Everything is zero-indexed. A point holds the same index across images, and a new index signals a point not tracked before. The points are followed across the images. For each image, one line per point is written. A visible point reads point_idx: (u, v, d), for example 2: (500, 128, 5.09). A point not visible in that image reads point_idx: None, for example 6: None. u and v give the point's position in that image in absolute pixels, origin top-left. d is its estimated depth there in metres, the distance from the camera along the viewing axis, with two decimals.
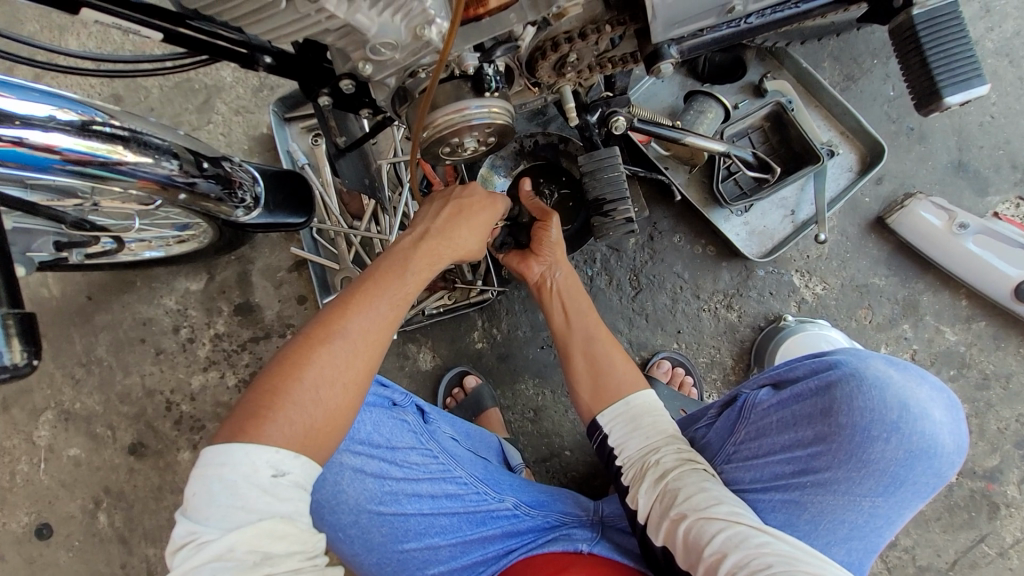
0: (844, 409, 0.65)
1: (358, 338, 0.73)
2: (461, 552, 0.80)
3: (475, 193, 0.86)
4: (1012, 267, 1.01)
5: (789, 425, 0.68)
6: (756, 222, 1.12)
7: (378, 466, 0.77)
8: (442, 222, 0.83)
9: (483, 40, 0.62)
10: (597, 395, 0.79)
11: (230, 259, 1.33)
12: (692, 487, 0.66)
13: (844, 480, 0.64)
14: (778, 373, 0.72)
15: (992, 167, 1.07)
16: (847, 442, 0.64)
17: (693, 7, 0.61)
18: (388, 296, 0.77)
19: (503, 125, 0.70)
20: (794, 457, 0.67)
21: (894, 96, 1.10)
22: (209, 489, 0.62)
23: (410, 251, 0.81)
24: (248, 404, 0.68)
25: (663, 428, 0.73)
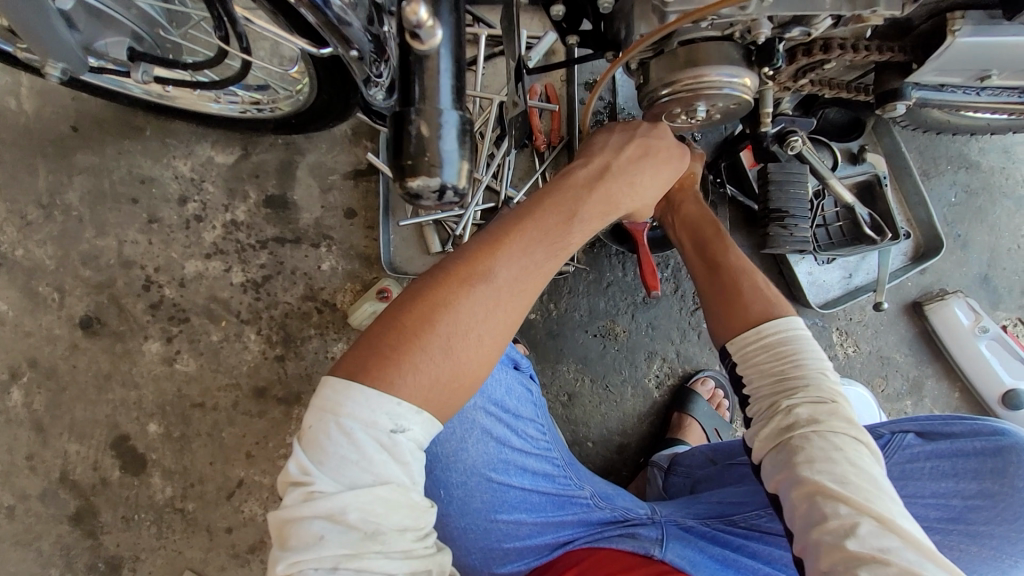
0: (1016, 473, 0.72)
1: (507, 286, 0.62)
2: (539, 533, 0.78)
3: (665, 139, 0.78)
4: (1009, 376, 1.16)
5: (947, 474, 0.75)
6: (818, 274, 1.20)
7: (502, 432, 0.76)
8: (628, 159, 0.74)
9: (782, 16, 0.59)
10: (727, 321, 0.76)
11: (277, 143, 1.15)
12: (822, 453, 0.61)
13: (998, 537, 0.71)
14: (931, 426, 0.79)
15: (1007, 288, 1.23)
16: (1012, 503, 0.72)
17: (972, 60, 0.62)
18: (547, 241, 0.66)
19: (741, 103, 0.67)
20: (947, 504, 0.74)
21: (953, 202, 1.23)
22: (325, 428, 0.55)
23: (584, 189, 0.71)
24: (382, 337, 0.58)
25: (806, 369, 0.68)
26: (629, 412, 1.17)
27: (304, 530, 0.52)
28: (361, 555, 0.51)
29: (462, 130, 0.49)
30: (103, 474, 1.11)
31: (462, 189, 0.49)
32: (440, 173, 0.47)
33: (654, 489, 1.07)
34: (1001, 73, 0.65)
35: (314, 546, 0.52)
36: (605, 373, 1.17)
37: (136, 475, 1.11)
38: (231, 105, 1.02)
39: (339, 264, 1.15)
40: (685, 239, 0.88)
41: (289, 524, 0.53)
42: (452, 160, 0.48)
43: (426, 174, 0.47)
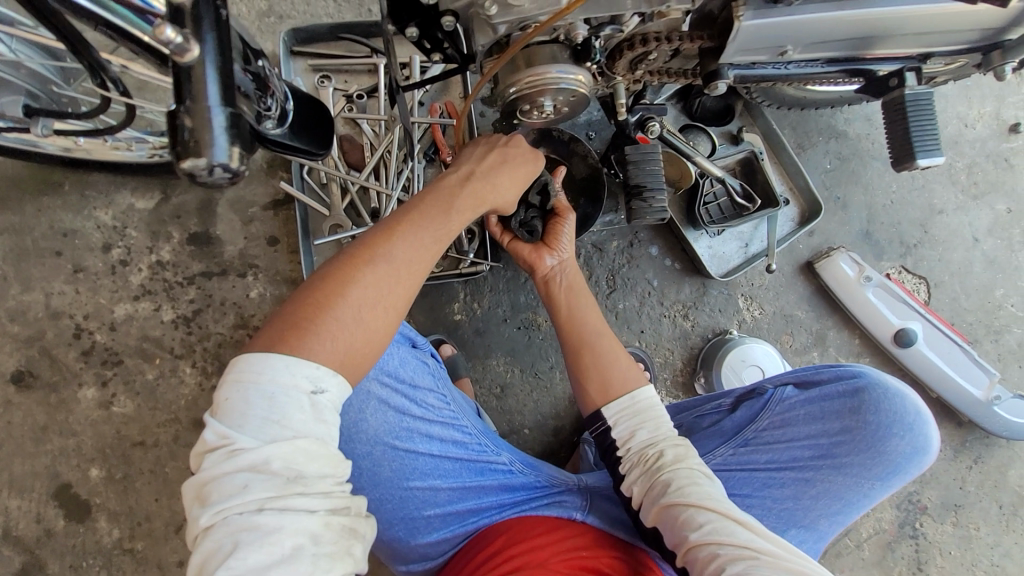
0: (871, 409, 0.83)
1: (403, 265, 0.69)
2: (457, 498, 0.84)
3: (520, 146, 0.88)
4: (896, 318, 1.27)
5: (816, 418, 0.85)
6: (717, 247, 1.30)
7: (400, 401, 0.79)
8: (488, 167, 0.84)
9: (597, 17, 0.69)
10: (603, 389, 0.88)
11: (195, 182, 1.20)
12: (690, 480, 0.75)
13: (856, 465, 0.83)
14: (804, 376, 0.88)
15: (887, 240, 1.36)
16: (868, 436, 0.83)
17: (764, 40, 0.73)
18: (433, 228, 0.74)
19: (581, 96, 0.76)
20: (815, 444, 0.84)
21: (828, 169, 1.36)
22: (245, 398, 0.56)
23: (456, 188, 0.80)
24: (293, 313, 0.62)
25: (663, 424, 0.83)
26: (560, 396, 1.24)
27: (225, 485, 0.54)
28: (284, 497, 0.53)
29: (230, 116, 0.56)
30: (48, 525, 1.11)
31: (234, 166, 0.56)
32: (208, 154, 0.54)
33: (586, 464, 1.13)
34: (795, 46, 0.76)
35: (237, 495, 0.53)
36: (533, 363, 1.24)
37: (82, 521, 1.12)
38: (141, 151, 1.09)
39: (267, 290, 1.20)
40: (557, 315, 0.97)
41: (210, 486, 0.54)
42: (219, 144, 0.55)
43: (195, 154, 0.54)
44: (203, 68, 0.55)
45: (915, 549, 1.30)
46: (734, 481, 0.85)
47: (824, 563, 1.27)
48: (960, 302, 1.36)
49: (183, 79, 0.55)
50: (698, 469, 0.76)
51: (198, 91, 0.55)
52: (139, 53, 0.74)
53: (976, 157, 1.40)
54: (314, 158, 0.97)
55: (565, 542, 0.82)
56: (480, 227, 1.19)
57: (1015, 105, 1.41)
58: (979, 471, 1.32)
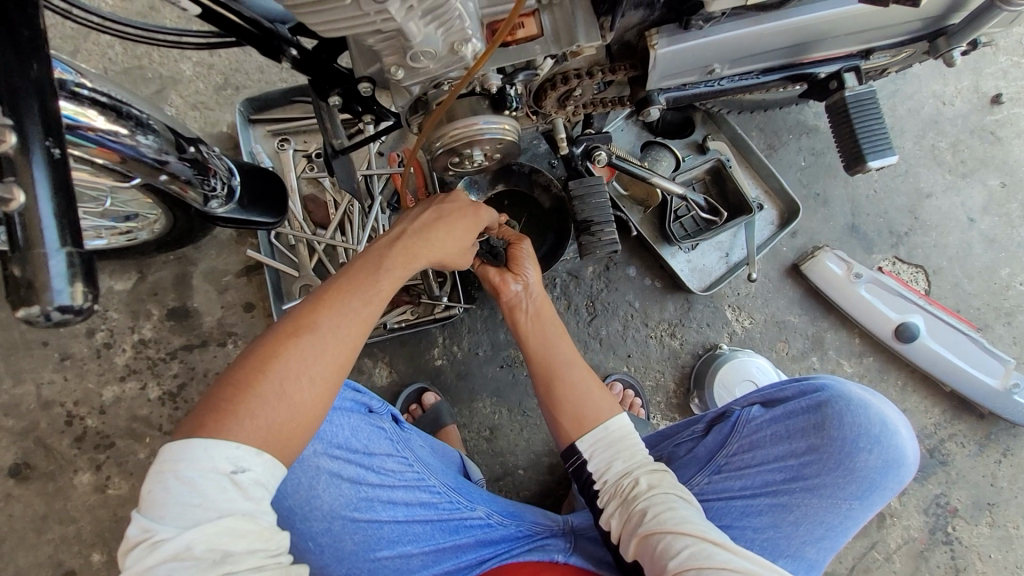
0: (835, 424, 0.80)
1: (330, 335, 0.70)
2: (433, 561, 0.80)
3: (459, 201, 0.87)
4: (893, 313, 1.22)
5: (783, 438, 0.82)
6: (696, 260, 1.26)
7: (355, 471, 0.76)
8: (422, 223, 0.83)
9: (507, 65, 0.68)
10: (577, 420, 0.80)
11: (169, 259, 1.22)
12: (666, 504, 0.70)
13: (830, 485, 0.79)
14: (768, 395, 0.86)
15: (876, 231, 1.31)
16: (835, 452, 0.79)
17: (686, 64, 0.71)
18: (363, 293, 0.75)
19: (510, 142, 0.75)
20: (786, 466, 0.81)
21: (804, 166, 1.32)
22: (166, 486, 0.58)
23: (387, 248, 0.80)
24: (217, 394, 0.64)
25: (638, 454, 0.77)
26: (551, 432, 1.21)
27: None
28: None
29: (72, 252, 0.48)
30: None
31: (80, 304, 0.48)
32: (45, 300, 0.46)
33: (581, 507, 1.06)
34: (721, 64, 0.74)
35: None
36: (519, 401, 1.21)
37: None
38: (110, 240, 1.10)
39: None
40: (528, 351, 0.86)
41: None
42: (59, 280, 0.47)
43: (31, 300, 0.46)
44: (37, 204, 0.47)
45: (950, 556, 1.21)
46: (711, 512, 0.81)
47: None
48: (963, 286, 1.29)
49: (11, 221, 0.46)
50: (673, 492, 0.71)
51: (31, 231, 0.46)
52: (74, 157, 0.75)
53: (959, 134, 1.34)
54: (270, 226, 0.98)
55: None
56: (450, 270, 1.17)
57: (993, 76, 1.35)
58: (1010, 465, 1.24)
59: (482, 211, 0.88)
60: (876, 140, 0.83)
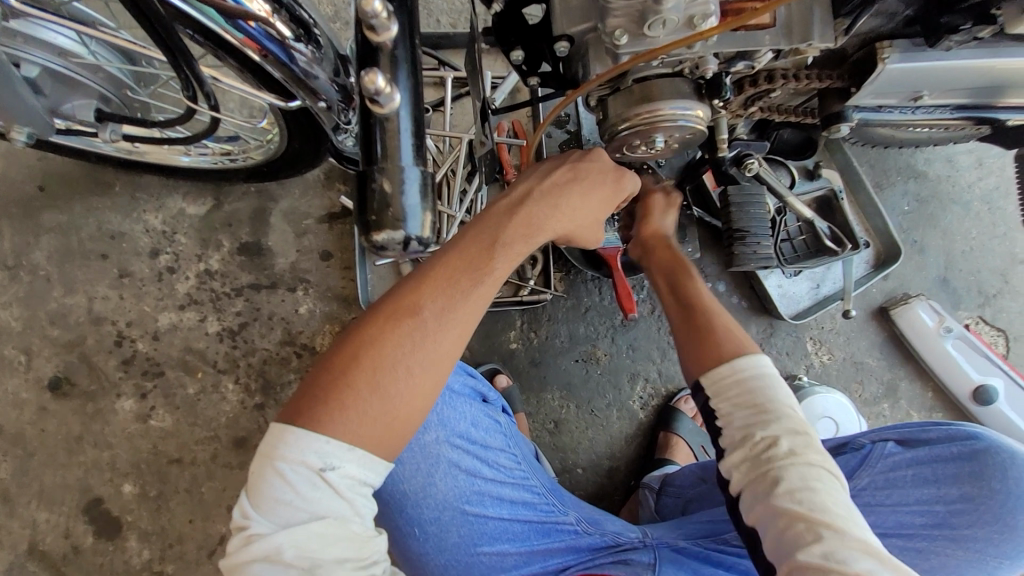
0: (995, 476, 0.79)
1: (438, 317, 0.56)
2: (524, 563, 0.78)
3: (599, 162, 0.69)
4: (974, 373, 1.20)
5: (931, 482, 0.82)
6: (788, 287, 1.23)
7: (471, 463, 0.76)
8: (552, 184, 0.66)
9: (726, 52, 0.63)
10: (701, 357, 0.71)
11: (249, 190, 1.15)
12: (803, 482, 0.59)
13: (980, 539, 0.79)
14: (913, 436, 0.84)
15: (966, 288, 1.29)
16: (994, 506, 0.78)
17: (902, 85, 0.67)
18: (474, 269, 0.59)
19: (697, 132, 0.70)
20: (931, 511, 0.81)
21: (906, 210, 1.30)
22: (264, 478, 0.50)
23: (507, 212, 0.63)
24: (314, 379, 0.54)
25: (774, 399, 0.65)
26: (615, 436, 1.17)
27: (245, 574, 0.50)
28: None
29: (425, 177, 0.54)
30: (75, 541, 1.06)
31: (427, 238, 0.54)
32: (403, 228, 0.52)
33: (645, 512, 1.07)
34: (931, 92, 0.70)
35: None
36: (589, 399, 1.17)
37: (112, 540, 1.06)
38: (203, 157, 1.03)
39: (317, 307, 1.14)
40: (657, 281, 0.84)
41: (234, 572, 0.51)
42: (414, 209, 0.53)
43: (390, 227, 0.52)
44: (401, 135, 0.54)
45: None
46: None
47: None
48: None
49: (376, 127, 0.54)
50: (819, 467, 0.60)
51: (389, 152, 0.54)
52: (226, 61, 0.70)
53: None
54: None
55: None
56: (544, 254, 1.13)
57: None
58: None
59: (619, 179, 0.69)
60: None
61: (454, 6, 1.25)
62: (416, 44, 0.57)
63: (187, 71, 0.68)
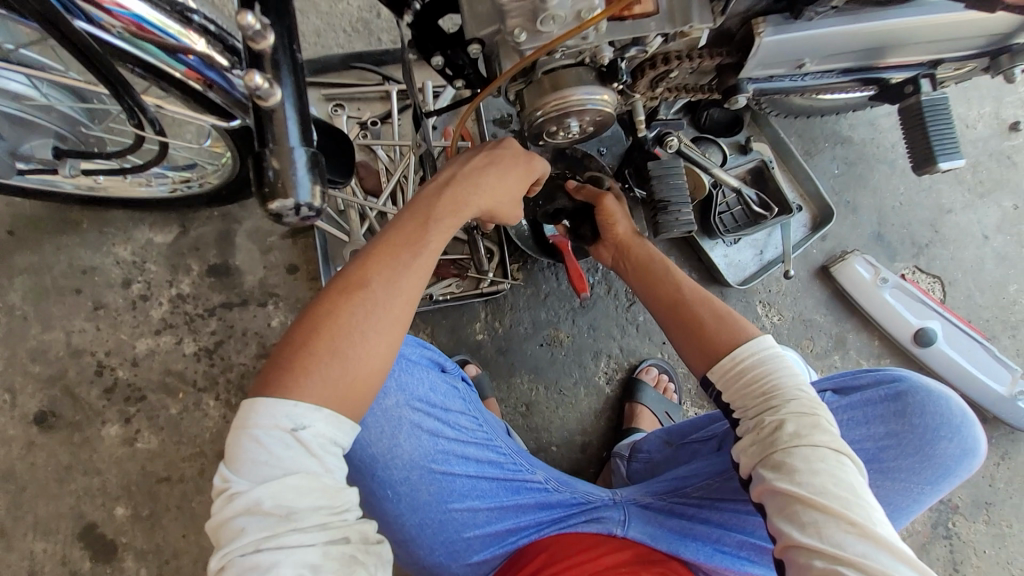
0: (916, 412, 0.87)
1: (383, 289, 0.63)
2: (496, 518, 0.84)
3: (510, 147, 0.77)
4: (913, 318, 1.28)
5: (864, 423, 0.89)
6: (733, 255, 1.31)
7: (434, 424, 0.80)
8: (471, 168, 0.74)
9: (619, 40, 0.70)
10: (704, 351, 0.77)
11: (213, 215, 1.21)
12: (806, 465, 0.64)
13: (903, 469, 0.87)
14: (843, 383, 0.92)
15: (899, 241, 1.38)
16: (914, 439, 0.87)
17: (783, 55, 0.75)
18: (411, 244, 0.66)
19: (607, 114, 0.77)
20: (865, 449, 0.88)
21: (836, 174, 1.39)
22: (240, 444, 0.56)
23: (434, 196, 0.71)
24: (279, 356, 0.60)
25: (782, 383, 0.71)
26: (585, 412, 1.23)
27: (228, 532, 0.54)
28: (279, 536, 0.53)
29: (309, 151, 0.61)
30: (73, 567, 1.09)
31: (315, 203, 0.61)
32: (294, 195, 0.59)
33: (618, 478, 1.12)
34: (811, 60, 0.78)
35: (237, 541, 0.53)
36: (556, 379, 1.24)
37: (109, 562, 1.10)
38: (163, 186, 1.09)
39: (288, 318, 1.19)
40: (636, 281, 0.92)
41: (218, 533, 0.55)
42: (303, 182, 0.60)
43: (282, 196, 0.59)
44: (285, 114, 0.59)
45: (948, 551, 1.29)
46: None
47: None
48: (976, 298, 1.37)
49: (266, 116, 0.59)
50: (823, 450, 0.65)
51: (278, 133, 0.60)
52: (170, 91, 0.75)
53: (979, 156, 1.42)
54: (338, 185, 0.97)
55: (602, 561, 0.81)
56: (498, 247, 1.20)
57: (1013, 105, 1.45)
58: (1008, 467, 1.31)
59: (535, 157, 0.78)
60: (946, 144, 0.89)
61: (393, 23, 1.32)
62: (298, 50, 0.62)
63: (131, 103, 0.71)
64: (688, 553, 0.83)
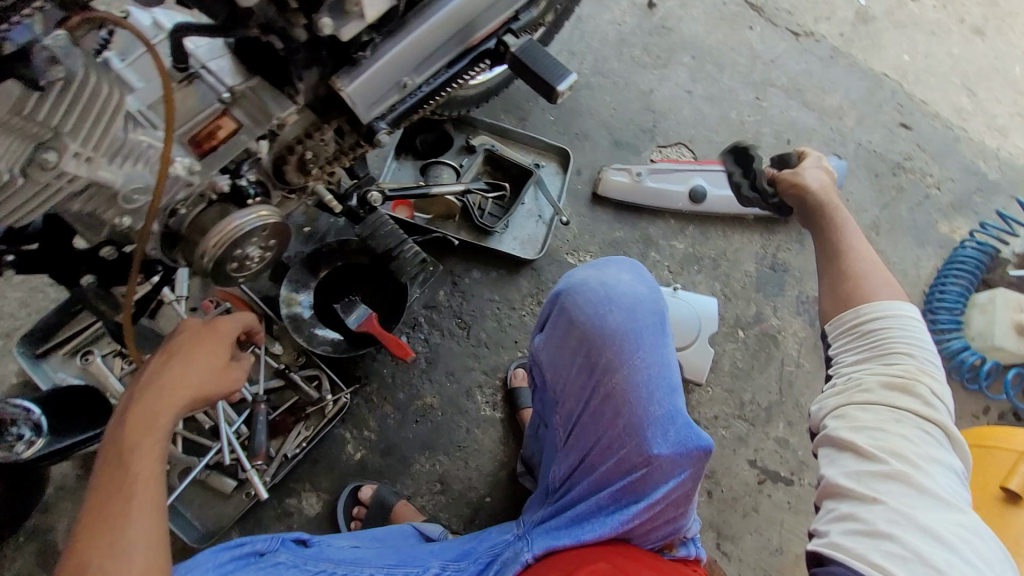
0: (575, 312, 0.82)
1: (107, 561, 0.56)
2: None
3: (187, 329, 0.73)
4: (680, 185, 1.43)
5: (561, 350, 0.85)
6: (520, 234, 1.38)
7: None
8: (150, 376, 0.68)
9: (227, 163, 0.73)
10: (843, 302, 0.79)
11: (21, 541, 1.07)
12: (874, 423, 0.68)
13: (612, 356, 0.79)
14: (539, 321, 0.91)
15: (634, 136, 1.54)
16: (589, 332, 0.81)
17: (377, 90, 0.79)
18: (116, 494, 0.60)
19: (277, 224, 0.78)
20: (575, 366, 0.83)
21: (553, 119, 1.52)
22: None
23: (120, 427, 0.64)
24: None
25: (896, 354, 0.72)
26: (493, 447, 1.24)
27: None
28: None
29: None
30: None
31: None
32: None
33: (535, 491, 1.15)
34: (409, 76, 0.83)
35: None
36: (450, 438, 1.23)
37: None
38: None
39: None
40: (812, 219, 0.91)
41: None
42: None
43: None
44: None
45: None
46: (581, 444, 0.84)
47: (786, 397, 1.38)
48: (715, 140, 1.57)
49: None
50: (898, 412, 0.67)
51: None
52: None
53: (643, 39, 1.63)
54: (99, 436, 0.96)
55: None
56: (320, 368, 1.19)
57: None
58: None
59: (213, 321, 0.75)
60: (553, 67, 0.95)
61: None
62: None
63: None
64: (590, 535, 0.77)
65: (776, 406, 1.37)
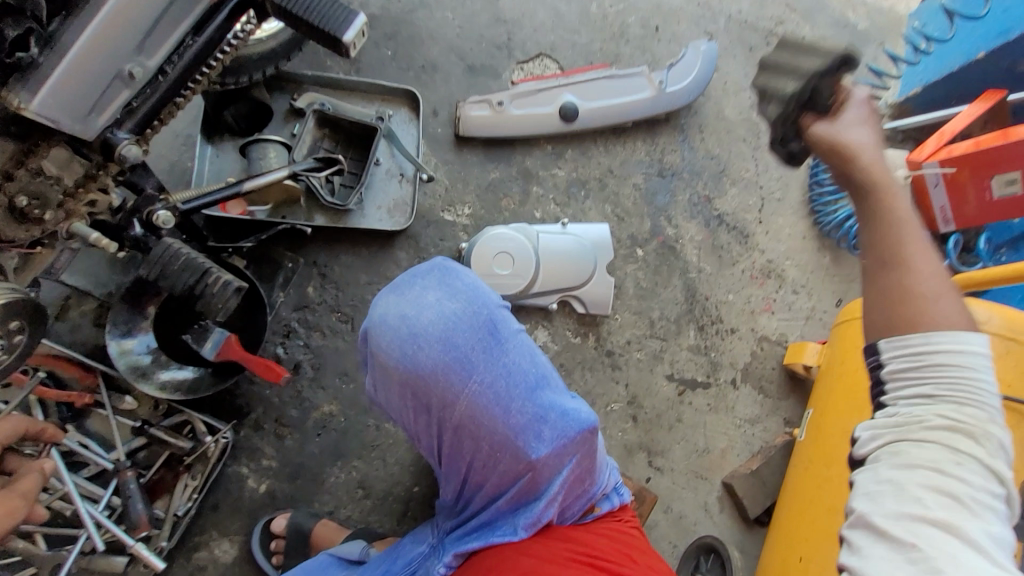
0: (385, 358, 0.73)
1: None
2: None
3: None
4: (548, 106, 1.29)
5: (393, 394, 0.78)
6: (384, 202, 1.21)
7: None
8: None
9: None
10: None
11: None
12: (925, 458, 0.56)
13: (444, 392, 0.73)
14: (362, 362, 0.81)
15: (489, 55, 1.34)
16: (407, 376, 0.73)
17: (81, 92, 0.60)
18: None
19: (12, 304, 0.60)
20: (414, 407, 0.77)
21: (392, 54, 1.30)
22: None
23: None
24: None
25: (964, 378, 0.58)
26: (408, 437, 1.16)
27: None
28: None
29: None
30: None
31: None
32: None
33: None
34: (131, 62, 0.63)
35: None
36: (360, 442, 1.14)
37: None
38: None
39: None
40: None
41: None
42: None
43: None
44: None
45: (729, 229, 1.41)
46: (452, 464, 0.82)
47: (694, 305, 1.36)
48: (579, 42, 1.40)
49: None
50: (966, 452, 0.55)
51: None
52: None
53: None
54: None
55: None
56: (186, 412, 1.04)
57: None
58: (705, 134, 1.43)
59: None
60: (331, 13, 0.76)
61: None
62: None
63: None
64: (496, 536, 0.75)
65: (687, 316, 1.36)
